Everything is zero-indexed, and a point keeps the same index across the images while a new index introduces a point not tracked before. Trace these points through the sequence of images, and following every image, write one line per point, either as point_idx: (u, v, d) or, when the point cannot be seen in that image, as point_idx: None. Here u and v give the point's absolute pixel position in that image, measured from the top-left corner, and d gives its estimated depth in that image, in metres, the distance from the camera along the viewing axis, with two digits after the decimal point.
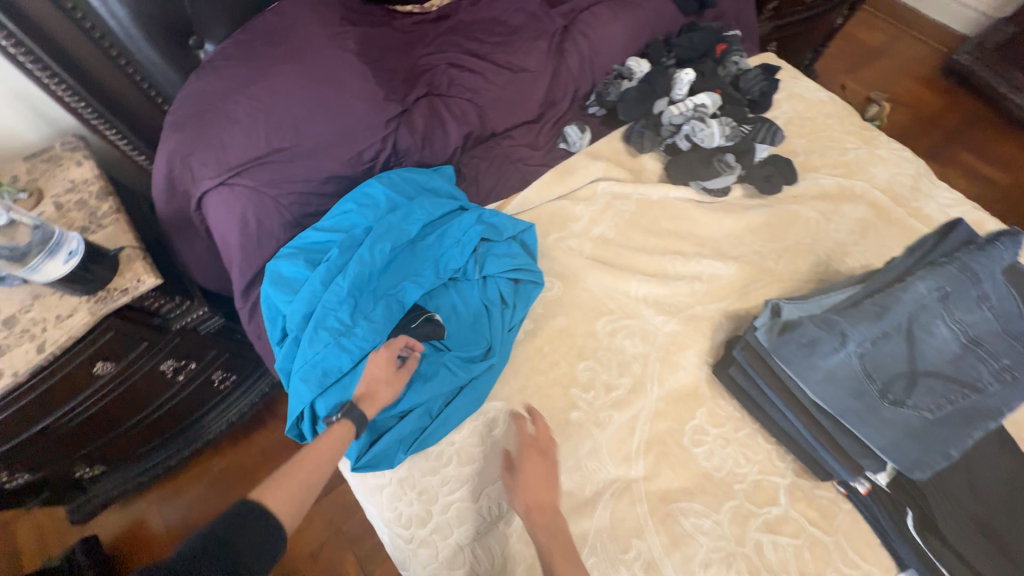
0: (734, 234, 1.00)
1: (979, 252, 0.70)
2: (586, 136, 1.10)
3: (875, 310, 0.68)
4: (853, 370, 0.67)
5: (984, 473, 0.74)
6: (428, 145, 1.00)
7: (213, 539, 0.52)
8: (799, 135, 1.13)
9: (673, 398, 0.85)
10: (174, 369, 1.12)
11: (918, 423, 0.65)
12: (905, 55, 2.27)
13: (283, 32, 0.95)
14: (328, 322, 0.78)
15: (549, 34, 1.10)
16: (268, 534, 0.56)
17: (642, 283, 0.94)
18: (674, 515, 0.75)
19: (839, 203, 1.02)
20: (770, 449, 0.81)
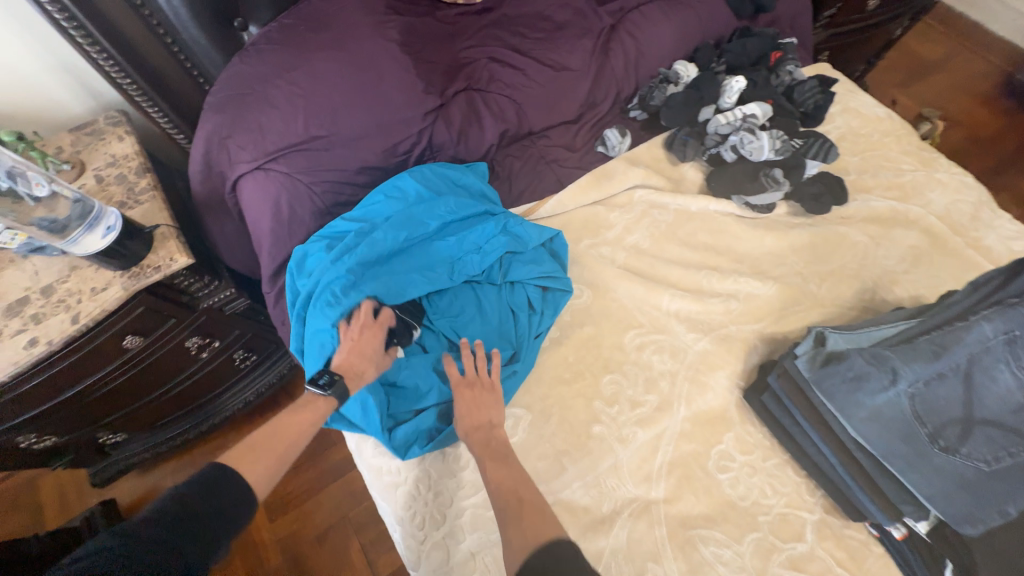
0: (775, 253, 0.95)
1: None
2: (625, 141, 1.06)
3: (933, 349, 0.64)
4: (902, 411, 0.64)
5: None
6: (464, 141, 0.98)
7: (180, 505, 0.52)
8: (851, 152, 1.07)
9: (699, 420, 0.82)
10: (199, 346, 1.14)
11: (972, 475, 0.61)
12: (964, 70, 2.15)
13: (328, 18, 0.94)
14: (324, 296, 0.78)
15: (596, 32, 1.07)
16: (239, 498, 0.57)
17: (675, 298, 0.90)
18: (693, 541, 0.72)
19: (890, 227, 0.97)
20: (799, 482, 0.77)
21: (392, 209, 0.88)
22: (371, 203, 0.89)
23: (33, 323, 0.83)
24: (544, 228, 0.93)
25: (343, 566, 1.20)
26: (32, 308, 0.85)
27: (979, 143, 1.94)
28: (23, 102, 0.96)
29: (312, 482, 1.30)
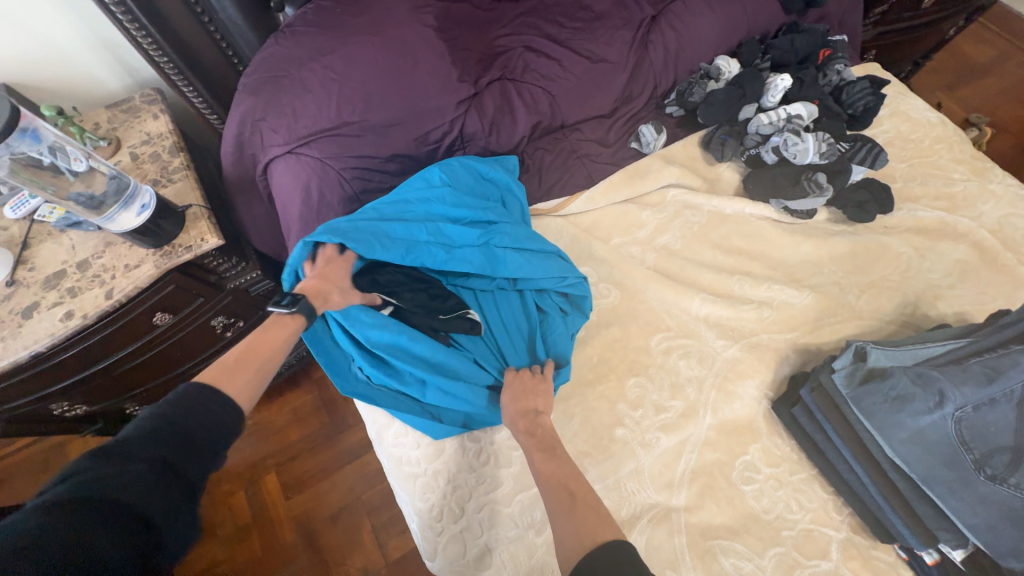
0: (812, 261, 0.92)
1: None
2: (661, 138, 1.03)
3: (986, 373, 0.61)
4: (947, 435, 0.61)
5: None
6: (495, 132, 0.96)
7: (162, 426, 0.47)
8: (899, 159, 1.02)
9: (725, 428, 0.80)
10: (224, 326, 1.15)
11: (1022, 507, 0.58)
12: (1017, 75, 2.03)
13: (365, 2, 0.93)
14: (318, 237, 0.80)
15: (635, 24, 1.03)
16: (226, 416, 0.52)
17: (705, 302, 0.88)
18: (713, 552, 0.71)
19: (936, 240, 0.92)
20: (826, 499, 0.75)
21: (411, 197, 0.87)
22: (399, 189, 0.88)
23: (69, 296, 0.85)
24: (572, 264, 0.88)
25: (354, 548, 1.22)
26: (68, 282, 0.86)
27: None
28: (62, 77, 0.97)
29: (327, 463, 1.32)
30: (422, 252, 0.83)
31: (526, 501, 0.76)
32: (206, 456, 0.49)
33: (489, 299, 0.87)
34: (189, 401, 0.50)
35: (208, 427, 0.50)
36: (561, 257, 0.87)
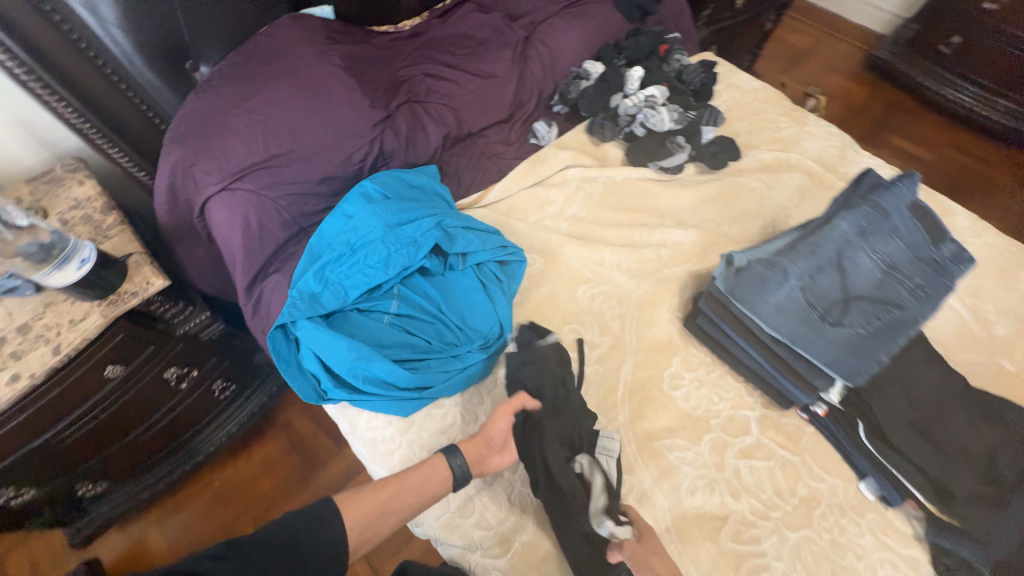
0: (691, 206, 1.12)
1: (886, 191, 0.81)
2: (553, 130, 1.22)
3: (808, 248, 0.80)
4: (798, 301, 0.78)
5: (919, 381, 0.83)
6: (411, 146, 1.11)
7: (284, 533, 0.62)
8: (739, 118, 1.27)
9: (650, 350, 0.95)
10: (178, 377, 1.17)
11: (856, 339, 0.75)
12: (830, 53, 2.52)
13: (275, 51, 1.05)
14: (311, 288, 0.92)
15: (513, 44, 1.23)
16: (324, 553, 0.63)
17: (614, 253, 1.04)
18: (660, 450, 0.85)
19: (778, 173, 1.16)
20: (740, 388, 0.91)
21: (360, 223, 0.96)
22: (344, 218, 0.98)
23: (12, 359, 0.86)
24: (503, 237, 1.02)
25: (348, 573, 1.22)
26: (9, 347, 0.87)
27: (854, 110, 2.28)
28: None
29: None
30: (396, 257, 0.95)
31: None
32: (313, 563, 0.61)
33: (439, 284, 0.98)
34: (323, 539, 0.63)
35: (310, 547, 0.62)
36: (498, 233, 1.02)
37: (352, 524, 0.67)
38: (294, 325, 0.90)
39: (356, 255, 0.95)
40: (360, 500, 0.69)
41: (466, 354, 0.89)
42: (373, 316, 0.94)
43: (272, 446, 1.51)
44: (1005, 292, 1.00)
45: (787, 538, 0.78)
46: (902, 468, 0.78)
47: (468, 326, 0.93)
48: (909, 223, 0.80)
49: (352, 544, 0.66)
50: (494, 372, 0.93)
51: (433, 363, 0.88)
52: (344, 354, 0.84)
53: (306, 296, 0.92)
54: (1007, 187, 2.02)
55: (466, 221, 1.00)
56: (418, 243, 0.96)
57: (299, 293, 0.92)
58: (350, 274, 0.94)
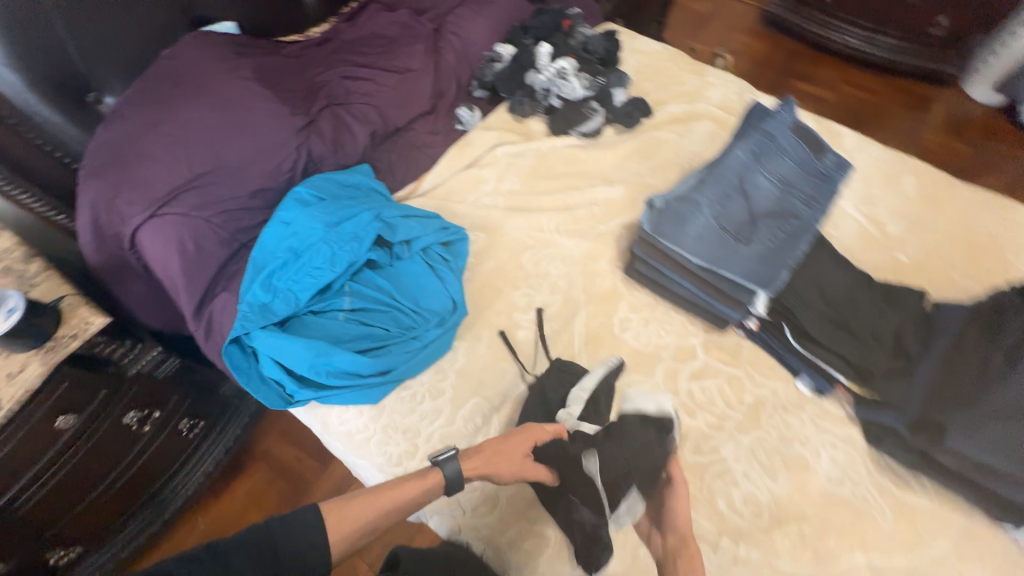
0: (616, 164, 1.20)
1: (770, 117, 0.91)
2: (476, 114, 1.28)
3: (713, 179, 0.88)
4: (711, 227, 0.86)
5: (835, 281, 0.91)
6: (340, 148, 1.12)
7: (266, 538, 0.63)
8: (647, 79, 1.36)
9: (598, 300, 1.01)
10: (138, 421, 1.13)
11: (764, 251, 0.85)
12: (729, 14, 2.70)
13: (181, 71, 1.03)
14: (260, 299, 0.93)
15: (423, 37, 1.27)
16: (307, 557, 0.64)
17: (551, 218, 1.10)
18: (620, 388, 0.91)
19: (688, 123, 1.25)
20: (683, 319, 0.99)
21: (299, 228, 0.98)
22: (283, 226, 0.99)
23: None
24: (443, 220, 1.05)
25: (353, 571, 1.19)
26: None
27: (758, 63, 2.46)
28: None
29: None
30: (340, 254, 0.96)
31: (467, 412, 0.88)
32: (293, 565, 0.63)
33: (389, 274, 1.01)
34: (305, 541, 0.65)
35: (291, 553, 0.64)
36: (438, 217, 1.06)
37: (334, 531, 0.68)
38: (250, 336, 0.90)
39: (300, 259, 0.96)
40: (344, 510, 0.70)
41: (424, 333, 0.92)
42: (327, 315, 0.95)
43: (253, 477, 1.47)
44: (891, 196, 1.13)
45: (741, 442, 0.85)
46: (827, 360, 0.87)
47: (422, 307, 0.95)
48: (794, 142, 0.90)
49: (333, 552, 0.67)
50: (455, 346, 0.95)
51: (393, 348, 0.90)
52: (303, 354, 0.86)
53: (257, 307, 0.92)
54: (898, 112, 2.24)
55: (404, 210, 1.03)
56: (360, 237, 0.97)
57: (248, 305, 0.92)
58: (297, 279, 0.95)
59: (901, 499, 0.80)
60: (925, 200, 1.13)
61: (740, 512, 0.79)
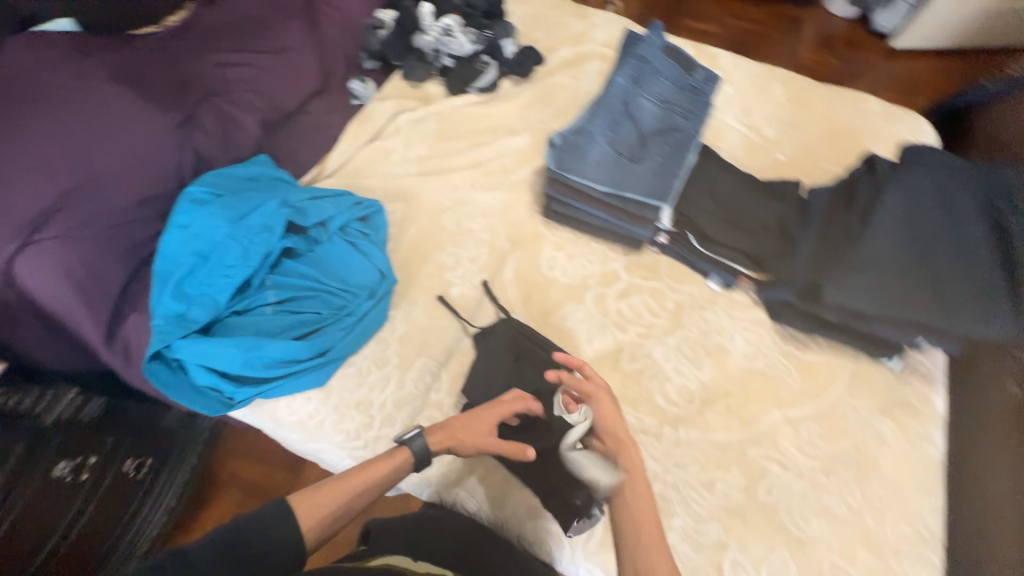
0: (518, 115, 1.22)
1: (639, 43, 0.98)
2: (370, 85, 1.26)
3: (600, 108, 0.94)
4: (607, 152, 0.92)
5: (724, 186, 1.01)
6: (230, 143, 1.07)
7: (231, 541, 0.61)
8: (536, 28, 1.38)
9: (523, 245, 1.05)
10: (68, 474, 0.99)
11: (656, 166, 0.92)
12: None
13: (17, 80, 0.91)
14: (174, 309, 0.87)
15: (297, 11, 1.20)
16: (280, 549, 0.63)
17: (465, 176, 1.12)
18: (555, 320, 0.97)
19: (581, 65, 1.30)
20: (603, 247, 1.05)
21: (201, 228, 0.92)
22: (181, 229, 0.92)
23: None
24: (356, 196, 1.03)
25: (336, 546, 1.16)
26: None
27: None
28: None
29: None
30: (253, 247, 0.93)
31: (416, 373, 0.90)
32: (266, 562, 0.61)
33: (310, 259, 0.99)
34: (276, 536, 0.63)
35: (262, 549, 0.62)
36: (350, 193, 1.04)
37: (309, 521, 0.66)
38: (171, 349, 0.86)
39: (209, 260, 0.91)
40: (314, 497, 0.68)
41: (356, 308, 0.92)
42: (253, 312, 0.93)
43: (222, 508, 1.38)
44: (766, 104, 1.25)
45: (668, 343, 0.94)
46: (730, 256, 0.96)
47: (350, 283, 0.96)
48: (665, 62, 0.98)
49: (309, 540, 0.66)
50: (392, 315, 0.96)
51: (328, 328, 0.90)
52: (231, 353, 0.83)
53: (173, 317, 0.87)
54: (789, 26, 2.30)
55: (312, 193, 1.00)
56: (270, 227, 0.94)
57: (162, 317, 0.87)
58: (210, 280, 0.90)
59: (804, 359, 0.92)
60: (793, 105, 1.25)
61: (676, 402, 0.89)
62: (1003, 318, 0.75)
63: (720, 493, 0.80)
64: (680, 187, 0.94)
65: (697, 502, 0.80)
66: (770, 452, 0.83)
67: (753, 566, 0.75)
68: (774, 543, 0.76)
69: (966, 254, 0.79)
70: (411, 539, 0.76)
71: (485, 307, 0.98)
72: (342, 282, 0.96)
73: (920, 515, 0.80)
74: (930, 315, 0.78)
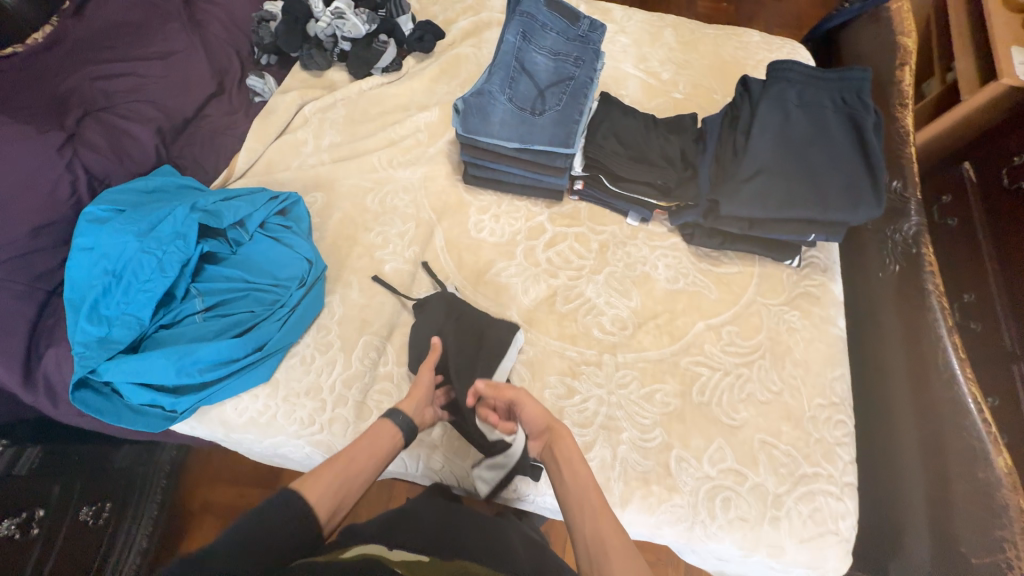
0: (426, 89, 1.23)
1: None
2: (269, 80, 1.23)
3: (497, 68, 0.97)
4: (509, 109, 0.95)
5: (624, 123, 1.03)
6: (126, 156, 1.01)
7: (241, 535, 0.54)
8: (431, 2, 1.38)
9: (449, 214, 1.08)
10: (18, 530, 0.92)
11: (557, 115, 0.97)
12: None
13: None
14: (93, 333, 0.83)
15: (175, 12, 1.15)
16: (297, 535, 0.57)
17: (381, 156, 1.13)
18: (491, 277, 1.00)
19: (481, 34, 1.31)
20: (526, 204, 1.09)
21: (108, 247, 0.87)
22: (87, 251, 0.87)
23: None
24: (271, 191, 1.02)
25: None
26: None
27: None
28: None
29: None
30: (169, 257, 0.88)
31: (361, 351, 0.92)
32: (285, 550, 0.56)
33: (234, 261, 0.97)
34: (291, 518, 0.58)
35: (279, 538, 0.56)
36: (264, 190, 1.02)
37: (320, 499, 0.61)
38: (98, 374, 0.83)
39: (123, 277, 0.86)
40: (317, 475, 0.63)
41: (289, 297, 0.92)
42: (182, 322, 0.90)
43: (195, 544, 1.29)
44: (659, 49, 1.32)
45: (598, 280, 1.00)
46: (641, 190, 1.00)
47: (279, 276, 0.95)
48: (551, 17, 1.02)
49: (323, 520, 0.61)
50: (328, 301, 0.97)
51: (263, 322, 0.89)
52: (165, 364, 0.81)
53: (94, 341, 0.83)
54: None
55: (223, 194, 0.97)
56: (183, 233, 0.91)
57: (82, 344, 0.82)
58: (128, 298, 0.86)
59: (718, 273, 1.01)
60: (683, 46, 1.33)
61: (611, 331, 0.95)
62: (867, 202, 0.86)
63: (660, 402, 0.88)
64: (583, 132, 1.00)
65: (641, 414, 0.87)
66: (698, 359, 0.92)
67: (696, 457, 0.84)
68: (712, 434, 0.85)
69: (833, 152, 0.90)
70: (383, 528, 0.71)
71: (420, 279, 1.00)
72: (271, 277, 0.95)
73: (830, 385, 0.91)
74: (810, 211, 0.88)
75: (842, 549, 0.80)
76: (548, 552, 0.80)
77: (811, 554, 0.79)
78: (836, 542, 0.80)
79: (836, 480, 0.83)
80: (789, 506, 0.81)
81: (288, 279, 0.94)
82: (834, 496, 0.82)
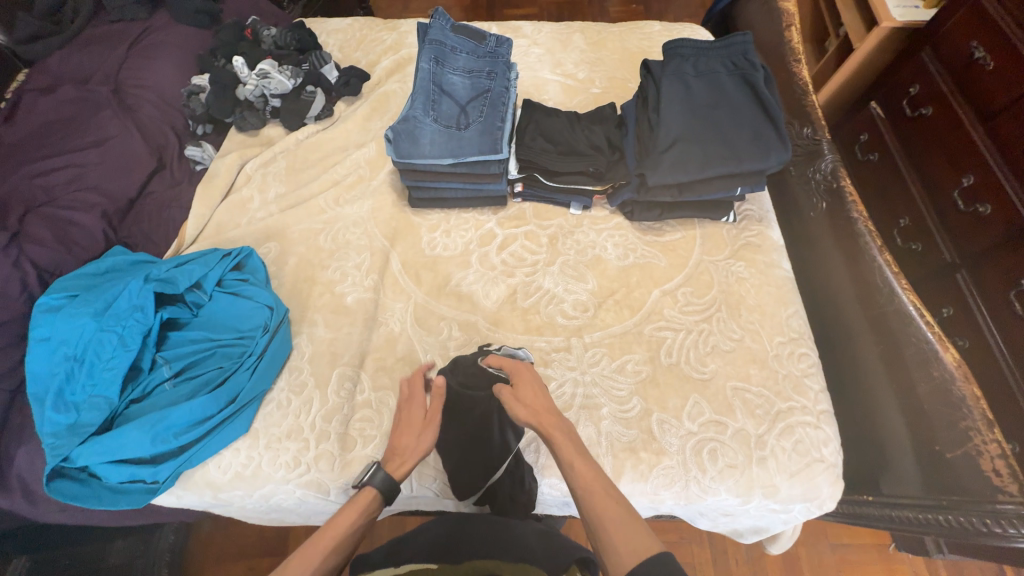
0: (361, 129, 1.29)
1: (432, 28, 1.09)
2: (207, 148, 1.26)
3: (418, 93, 1.03)
4: (436, 129, 1.01)
5: (549, 120, 1.09)
6: (72, 243, 1.01)
7: None
8: (353, 50, 1.46)
9: (401, 239, 1.11)
10: None
11: (481, 126, 1.03)
12: None
13: None
14: (61, 420, 0.82)
15: (104, 102, 1.20)
16: None
17: (327, 197, 1.16)
18: (452, 289, 1.03)
19: (404, 69, 1.39)
20: (474, 214, 1.14)
21: (64, 333, 0.87)
22: (46, 341, 0.87)
23: None
24: (223, 249, 1.03)
25: None
26: None
27: None
28: None
29: None
30: (129, 330, 0.89)
31: (336, 383, 0.93)
32: None
33: (198, 322, 0.98)
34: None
35: None
36: (215, 249, 1.04)
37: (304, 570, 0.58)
38: (72, 461, 0.82)
39: (84, 360, 0.86)
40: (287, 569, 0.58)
41: (255, 347, 0.92)
42: (153, 394, 0.90)
43: None
44: (571, 52, 1.42)
45: (553, 270, 1.04)
46: (578, 180, 1.04)
47: (243, 328, 0.96)
48: (458, 40, 1.10)
49: None
50: (296, 342, 0.99)
51: (234, 375, 0.89)
52: (138, 435, 0.81)
53: (63, 428, 0.82)
54: None
55: (176, 260, 0.98)
56: (141, 305, 0.91)
57: (52, 432, 0.82)
58: (94, 379, 0.85)
59: (663, 243, 1.07)
60: (593, 46, 1.43)
61: (573, 315, 0.99)
62: (775, 147, 0.93)
63: (632, 371, 0.91)
64: (508, 136, 1.06)
65: (616, 387, 0.90)
66: (662, 323, 0.96)
67: (676, 417, 0.86)
68: (687, 392, 0.88)
69: (737, 110, 0.97)
70: (395, 548, 0.72)
71: (382, 303, 1.03)
72: (237, 331, 0.96)
73: (786, 322, 0.96)
74: (729, 165, 0.94)
75: (831, 474, 0.83)
76: (558, 535, 0.77)
77: (802, 486, 0.82)
78: (824, 469, 0.83)
79: (811, 410, 0.87)
80: (772, 444, 0.84)
81: (254, 328, 0.95)
82: (811, 425, 0.85)
